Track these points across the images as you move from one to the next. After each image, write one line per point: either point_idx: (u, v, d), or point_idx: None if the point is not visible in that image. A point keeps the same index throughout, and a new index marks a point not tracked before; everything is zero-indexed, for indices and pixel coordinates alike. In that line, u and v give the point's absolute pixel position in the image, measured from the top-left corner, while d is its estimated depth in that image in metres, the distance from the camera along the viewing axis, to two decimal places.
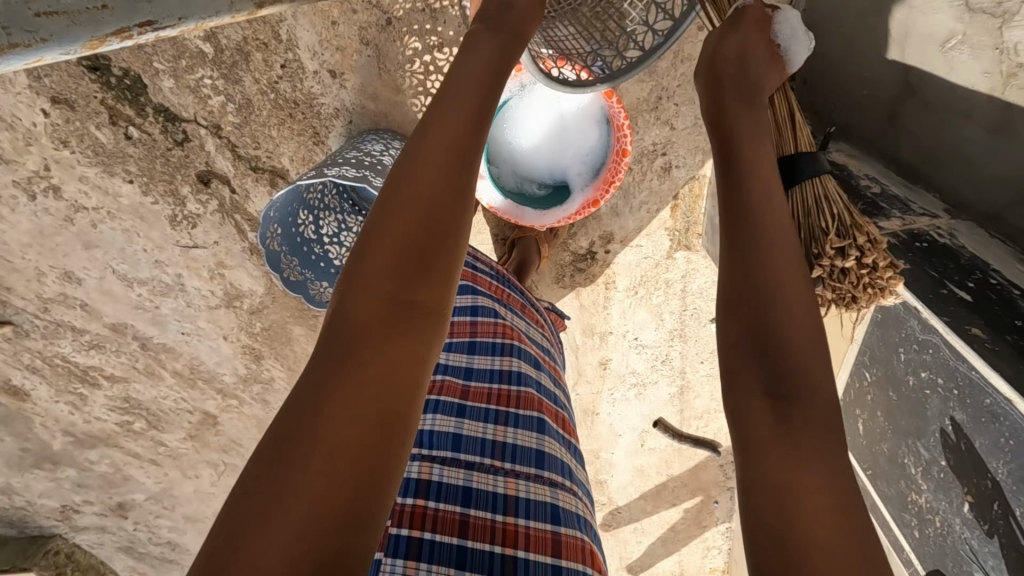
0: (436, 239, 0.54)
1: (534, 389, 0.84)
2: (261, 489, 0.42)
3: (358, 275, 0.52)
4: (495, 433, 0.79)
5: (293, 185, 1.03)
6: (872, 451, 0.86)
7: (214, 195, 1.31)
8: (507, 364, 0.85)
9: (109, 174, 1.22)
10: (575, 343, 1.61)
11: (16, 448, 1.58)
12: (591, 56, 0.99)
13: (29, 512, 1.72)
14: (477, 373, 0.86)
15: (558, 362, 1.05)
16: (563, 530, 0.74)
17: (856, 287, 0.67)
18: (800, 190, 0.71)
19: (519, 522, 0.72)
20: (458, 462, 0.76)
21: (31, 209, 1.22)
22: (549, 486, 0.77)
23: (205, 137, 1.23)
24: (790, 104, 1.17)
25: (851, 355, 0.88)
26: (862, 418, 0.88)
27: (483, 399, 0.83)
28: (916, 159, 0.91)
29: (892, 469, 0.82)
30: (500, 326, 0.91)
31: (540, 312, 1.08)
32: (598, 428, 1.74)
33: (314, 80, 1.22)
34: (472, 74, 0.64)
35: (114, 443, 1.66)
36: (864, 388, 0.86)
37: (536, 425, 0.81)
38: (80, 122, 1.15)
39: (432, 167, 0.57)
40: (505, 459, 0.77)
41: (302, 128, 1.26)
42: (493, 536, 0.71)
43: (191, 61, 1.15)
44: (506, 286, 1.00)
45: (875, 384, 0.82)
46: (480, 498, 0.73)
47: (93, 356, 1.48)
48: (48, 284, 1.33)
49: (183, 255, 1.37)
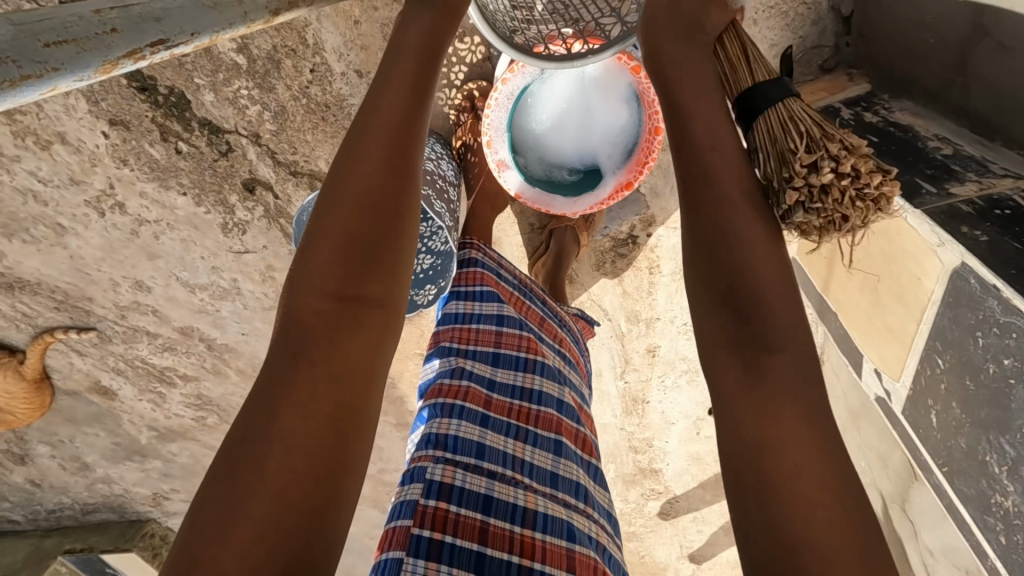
0: (382, 237, 0.63)
1: (553, 410, 0.87)
2: (227, 465, 0.52)
3: (307, 272, 0.61)
4: (515, 448, 0.81)
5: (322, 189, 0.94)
6: (947, 446, 0.73)
7: (260, 202, 1.36)
8: (529, 382, 0.88)
9: (165, 187, 1.30)
10: (620, 331, 1.54)
11: (110, 442, 1.81)
12: (600, 26, 0.95)
13: (126, 498, 1.99)
14: (499, 386, 0.87)
15: (581, 374, 1.05)
16: (578, 547, 0.75)
17: (842, 203, 0.62)
18: (757, 115, 0.68)
19: (537, 536, 0.73)
20: (480, 470, 0.76)
21: (102, 225, 1.32)
22: (564, 506, 0.79)
23: (247, 146, 1.28)
24: (843, 62, 1.07)
25: (920, 341, 0.75)
26: (934, 409, 0.74)
27: (504, 412, 0.84)
28: (996, 112, 0.79)
29: (971, 466, 0.69)
30: (525, 340, 0.93)
31: (560, 326, 1.05)
32: (650, 417, 1.69)
33: (342, 81, 1.23)
34: (400, 72, 0.70)
35: (191, 437, 1.85)
36: (935, 376, 0.73)
37: (552, 447, 0.84)
38: (136, 141, 1.22)
39: (362, 177, 0.63)
40: (525, 473, 0.79)
41: (335, 130, 1.28)
42: (512, 546, 0.72)
43: (228, 74, 1.18)
44: (526, 298, 1.01)
45: (949, 372, 0.70)
46: (501, 508, 0.74)
47: (167, 357, 1.62)
48: (123, 293, 1.45)
49: (237, 260, 1.44)
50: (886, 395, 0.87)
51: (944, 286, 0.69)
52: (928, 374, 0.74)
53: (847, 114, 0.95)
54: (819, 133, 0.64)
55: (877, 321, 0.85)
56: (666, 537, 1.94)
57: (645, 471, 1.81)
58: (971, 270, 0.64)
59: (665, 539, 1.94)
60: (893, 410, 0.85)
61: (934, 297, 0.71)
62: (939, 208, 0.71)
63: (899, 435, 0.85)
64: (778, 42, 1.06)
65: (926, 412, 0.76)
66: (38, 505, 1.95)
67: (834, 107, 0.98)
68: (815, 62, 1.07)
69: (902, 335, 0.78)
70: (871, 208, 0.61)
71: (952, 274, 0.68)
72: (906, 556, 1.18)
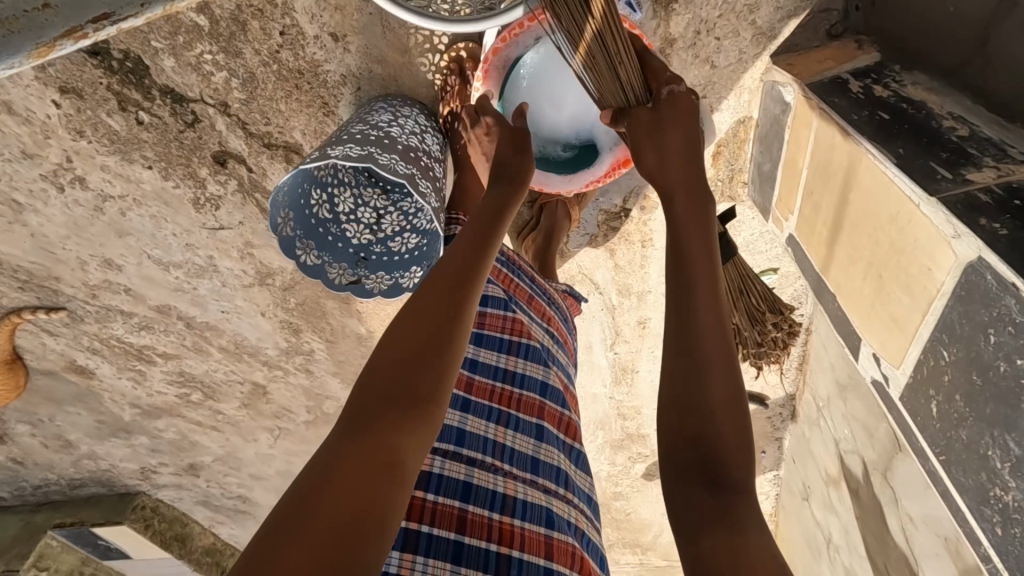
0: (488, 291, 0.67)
1: (536, 394, 0.83)
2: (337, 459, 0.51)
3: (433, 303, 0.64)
4: (497, 433, 0.77)
5: (296, 171, 0.87)
6: (946, 437, 0.72)
7: (232, 175, 1.27)
8: (512, 364, 0.83)
9: (128, 161, 1.21)
10: (611, 304, 1.53)
11: (94, 420, 1.83)
12: None
13: (115, 472, 2.07)
14: (481, 367, 0.83)
15: (569, 352, 1.00)
16: (556, 534, 0.72)
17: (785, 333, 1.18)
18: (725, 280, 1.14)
19: (515, 523, 0.70)
20: (460, 457, 0.73)
21: (62, 201, 1.25)
22: (544, 492, 0.75)
23: (215, 116, 1.18)
24: (853, 27, 1.01)
25: (924, 330, 0.74)
26: (935, 400, 0.74)
27: (486, 396, 0.80)
28: (1016, 91, 0.75)
29: (969, 459, 0.68)
30: (510, 321, 0.87)
31: (550, 304, 0.98)
32: (639, 386, 1.71)
33: (316, 46, 1.12)
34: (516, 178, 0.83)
35: (176, 413, 1.85)
36: (939, 367, 0.72)
37: (534, 432, 0.80)
38: (92, 111, 1.12)
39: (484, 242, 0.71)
40: (505, 460, 0.75)
41: (310, 99, 1.19)
42: (490, 534, 0.69)
43: (188, 37, 1.07)
44: (515, 275, 0.91)
45: (954, 366, 0.69)
46: (480, 495, 0.71)
47: (144, 336, 1.58)
48: (92, 271, 1.39)
49: (211, 237, 1.37)
50: (884, 379, 0.86)
51: (956, 279, 0.68)
52: (931, 365, 0.73)
53: (855, 88, 0.90)
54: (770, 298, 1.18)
55: (879, 305, 0.84)
56: (651, 496, 2.03)
57: (632, 436, 1.85)
58: (989, 265, 0.62)
59: (650, 498, 2.03)
60: (890, 395, 0.84)
61: (943, 290, 0.70)
62: (956, 196, 0.68)
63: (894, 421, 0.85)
64: (784, 4, 1.00)
65: (926, 402, 0.75)
66: (24, 481, 2.10)
67: (842, 78, 0.93)
68: (822, 27, 1.02)
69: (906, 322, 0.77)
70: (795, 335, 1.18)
71: (966, 267, 0.66)
72: (885, 520, 1.23)
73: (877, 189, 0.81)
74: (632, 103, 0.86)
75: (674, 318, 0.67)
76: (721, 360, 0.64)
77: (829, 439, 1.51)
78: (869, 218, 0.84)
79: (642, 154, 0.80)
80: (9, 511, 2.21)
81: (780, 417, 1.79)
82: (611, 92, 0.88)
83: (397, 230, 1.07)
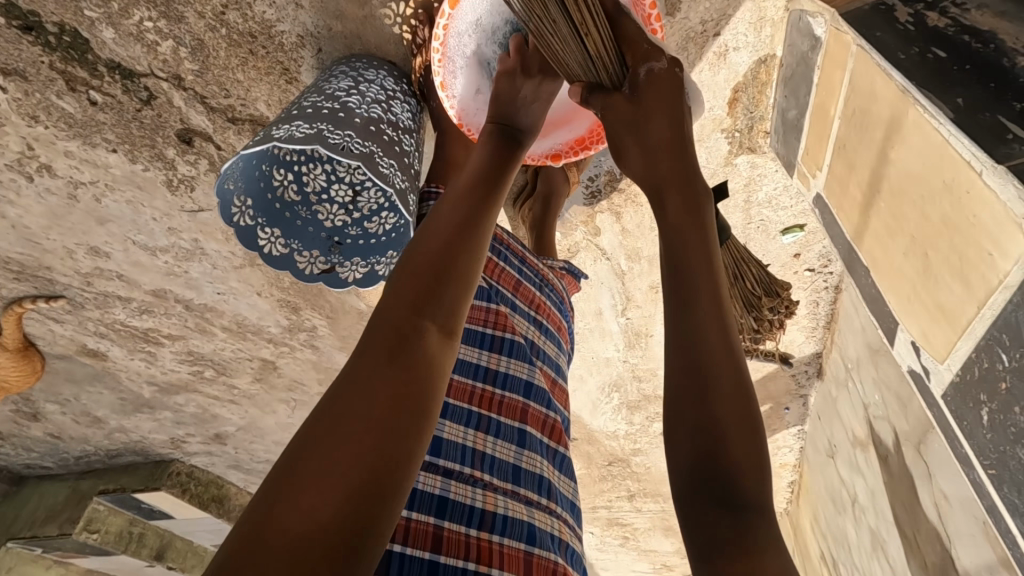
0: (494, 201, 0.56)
1: (519, 395, 0.76)
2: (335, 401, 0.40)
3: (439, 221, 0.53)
4: (476, 440, 0.71)
5: (241, 156, 0.79)
6: (998, 451, 0.61)
7: (201, 154, 1.18)
8: (494, 362, 0.76)
9: (90, 145, 1.13)
10: (621, 270, 1.42)
11: (117, 397, 1.87)
12: None
13: (147, 443, 2.14)
14: (460, 365, 0.75)
15: (561, 341, 0.92)
16: (537, 550, 0.67)
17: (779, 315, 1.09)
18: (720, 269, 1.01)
19: (494, 539, 0.65)
20: (435, 468, 0.67)
21: (35, 189, 1.19)
22: (525, 504, 0.70)
23: (170, 91, 1.07)
24: None
25: (979, 325, 0.63)
26: (987, 407, 0.63)
27: (465, 398, 0.73)
28: None
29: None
30: (492, 313, 0.79)
31: (540, 288, 0.89)
32: (654, 349, 1.62)
33: (265, 3, 0.98)
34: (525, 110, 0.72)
35: (193, 389, 1.87)
36: (997, 372, 0.60)
37: (516, 438, 0.73)
38: (40, 93, 1.04)
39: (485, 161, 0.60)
40: (485, 470, 0.69)
41: (269, 66, 1.06)
42: (467, 552, 0.63)
43: (123, 2, 0.95)
44: (499, 261, 0.83)
45: (1015, 373, 0.58)
46: (457, 510, 0.65)
47: (146, 320, 1.56)
48: (81, 259, 1.35)
49: (193, 219, 1.30)
50: (923, 372, 0.76)
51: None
52: (985, 367, 0.62)
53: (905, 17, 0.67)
54: (767, 281, 1.07)
55: (924, 290, 0.73)
56: None
57: (650, 397, 1.79)
58: None
59: None
60: (931, 391, 0.74)
61: (1008, 281, 0.58)
62: None
63: (935, 419, 0.75)
64: None
65: (976, 406, 0.65)
66: (66, 453, 2.20)
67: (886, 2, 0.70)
68: None
69: (959, 314, 0.66)
70: (792, 314, 1.09)
71: None
72: (915, 491, 1.15)
73: (927, 146, 0.68)
74: (605, 81, 0.71)
75: (672, 337, 0.51)
76: (728, 390, 0.47)
77: (858, 401, 1.41)
78: (921, 186, 0.71)
79: (623, 150, 0.63)
80: (58, 479, 2.33)
81: (805, 374, 1.69)
82: (577, 64, 0.72)
83: (375, 208, 0.99)
